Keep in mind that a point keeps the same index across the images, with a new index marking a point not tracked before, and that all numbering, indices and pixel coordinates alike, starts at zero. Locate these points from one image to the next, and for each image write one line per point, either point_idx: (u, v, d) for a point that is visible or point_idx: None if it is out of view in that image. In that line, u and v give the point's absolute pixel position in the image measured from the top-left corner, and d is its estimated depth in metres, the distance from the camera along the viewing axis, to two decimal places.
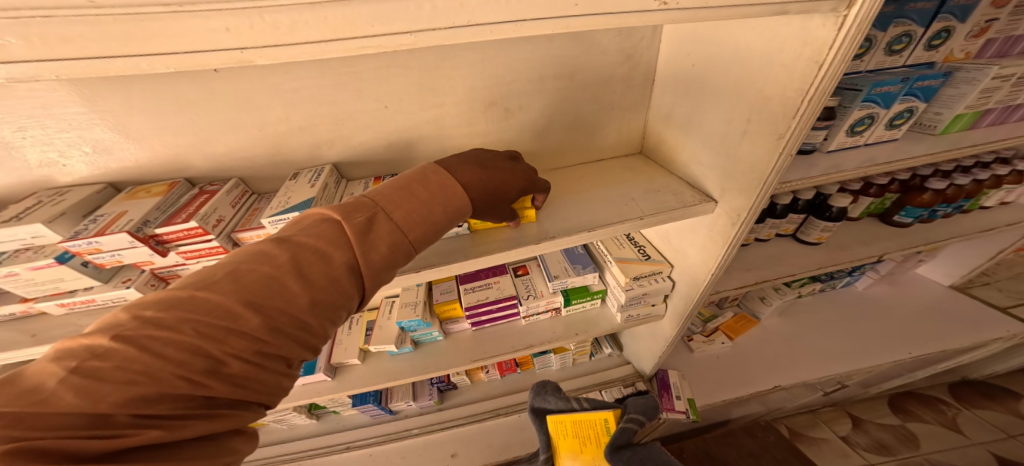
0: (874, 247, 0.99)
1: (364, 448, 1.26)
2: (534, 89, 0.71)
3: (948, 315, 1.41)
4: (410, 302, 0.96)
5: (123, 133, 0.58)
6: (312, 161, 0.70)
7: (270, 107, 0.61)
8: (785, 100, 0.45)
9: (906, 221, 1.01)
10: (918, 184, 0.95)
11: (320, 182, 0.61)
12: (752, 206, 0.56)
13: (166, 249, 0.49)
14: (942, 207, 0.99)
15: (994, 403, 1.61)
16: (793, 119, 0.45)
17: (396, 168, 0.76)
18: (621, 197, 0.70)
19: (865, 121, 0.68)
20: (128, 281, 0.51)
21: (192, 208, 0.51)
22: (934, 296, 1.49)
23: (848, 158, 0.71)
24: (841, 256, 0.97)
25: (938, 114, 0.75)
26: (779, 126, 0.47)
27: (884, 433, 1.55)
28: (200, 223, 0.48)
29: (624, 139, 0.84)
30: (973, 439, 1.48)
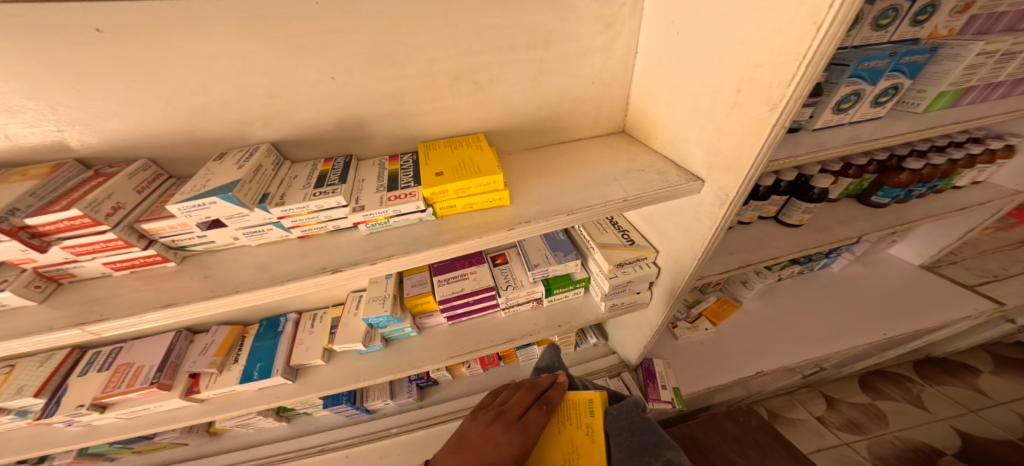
0: (851, 228, 0.94)
1: (340, 449, 1.21)
2: (503, 61, 0.64)
3: (923, 294, 1.43)
4: (378, 296, 0.87)
5: (1, 105, 0.48)
6: (249, 140, 0.61)
7: (187, 76, 0.51)
8: (778, 66, 0.39)
9: (883, 202, 0.95)
10: (895, 164, 0.90)
11: (250, 163, 0.52)
12: (740, 185, 0.51)
13: (46, 244, 0.41)
14: (918, 187, 0.94)
15: (953, 378, 1.65)
16: (788, 88, 0.39)
17: (350, 148, 0.67)
18: (600, 178, 0.64)
19: (851, 98, 0.61)
20: (2, 283, 0.42)
21: (78, 193, 0.43)
22: (910, 277, 1.50)
23: (832, 138, 0.65)
24: (822, 238, 0.92)
25: (922, 91, 0.70)
26: (772, 96, 0.41)
27: (856, 411, 1.56)
28: (86, 211, 0.40)
29: (605, 117, 0.77)
30: (937, 414, 1.51)
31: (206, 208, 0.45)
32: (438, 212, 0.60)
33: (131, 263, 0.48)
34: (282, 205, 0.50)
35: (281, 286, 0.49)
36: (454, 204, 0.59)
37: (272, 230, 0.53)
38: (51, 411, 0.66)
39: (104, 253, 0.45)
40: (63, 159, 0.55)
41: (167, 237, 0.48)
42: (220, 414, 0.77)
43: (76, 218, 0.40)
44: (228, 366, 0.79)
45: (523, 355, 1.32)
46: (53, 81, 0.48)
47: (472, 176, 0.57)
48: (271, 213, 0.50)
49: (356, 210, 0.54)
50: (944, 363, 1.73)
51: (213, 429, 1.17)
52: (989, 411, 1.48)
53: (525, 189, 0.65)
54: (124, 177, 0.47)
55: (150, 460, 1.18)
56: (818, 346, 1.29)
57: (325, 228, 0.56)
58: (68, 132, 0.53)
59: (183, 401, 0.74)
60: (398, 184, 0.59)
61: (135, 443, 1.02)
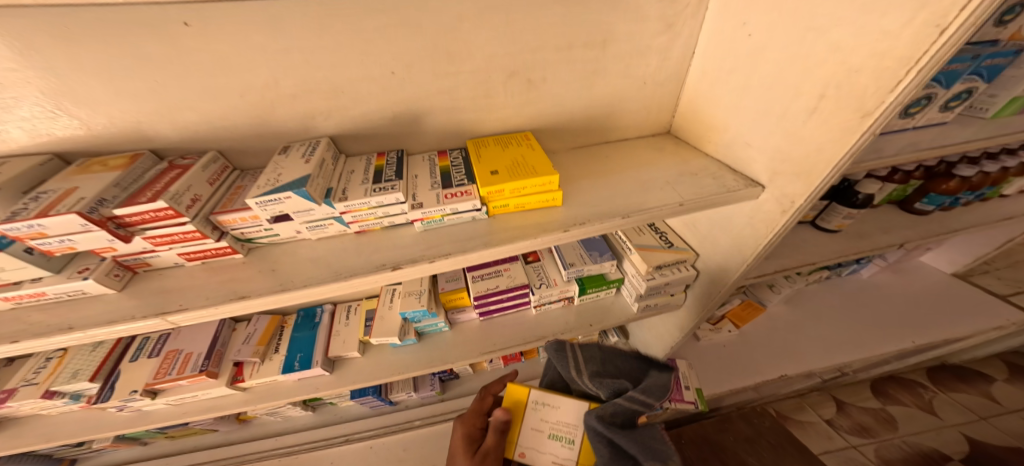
0: (894, 235, 0.94)
1: (364, 441, 1.23)
2: (561, 60, 0.63)
3: (951, 304, 1.42)
4: (414, 291, 0.87)
5: (74, 95, 0.48)
6: (306, 133, 0.61)
7: (255, 69, 0.51)
8: (882, 71, 0.39)
9: (926, 209, 0.96)
10: (943, 171, 0.88)
11: (316, 158, 0.53)
12: (810, 193, 0.51)
13: (130, 234, 0.42)
14: (966, 194, 0.94)
15: (967, 386, 1.64)
16: (890, 94, 0.39)
17: (402, 143, 0.67)
18: (652, 181, 0.64)
19: (922, 102, 0.63)
20: (85, 271, 0.43)
21: (159, 185, 0.44)
22: (935, 285, 1.50)
23: (891, 143, 0.67)
24: (861, 245, 0.92)
25: (993, 97, 0.70)
26: (868, 101, 0.41)
27: (866, 415, 1.56)
28: (171, 203, 0.41)
29: (652, 118, 0.77)
30: (946, 421, 1.51)
31: (280, 203, 0.46)
32: (490, 211, 0.58)
33: (205, 254, 0.48)
34: (345, 201, 0.50)
35: (341, 284, 0.48)
36: (507, 204, 0.58)
37: (333, 225, 0.53)
38: (107, 396, 0.67)
39: (180, 244, 0.46)
40: (127, 148, 0.55)
41: (237, 229, 0.48)
42: (260, 404, 0.77)
43: (161, 210, 0.41)
44: (269, 355, 0.80)
45: (544, 352, 1.30)
46: (127, 72, 0.48)
47: (528, 176, 0.55)
48: (335, 208, 0.50)
49: (413, 207, 0.53)
50: (956, 369, 1.72)
51: (241, 417, 1.19)
52: (998, 418, 1.49)
53: (575, 189, 0.64)
54: (198, 170, 0.48)
55: (180, 446, 1.20)
56: (842, 352, 1.30)
57: (381, 224, 0.56)
58: (136, 123, 0.53)
59: (229, 389, 0.75)
60: (452, 182, 0.58)
61: (168, 429, 1.04)
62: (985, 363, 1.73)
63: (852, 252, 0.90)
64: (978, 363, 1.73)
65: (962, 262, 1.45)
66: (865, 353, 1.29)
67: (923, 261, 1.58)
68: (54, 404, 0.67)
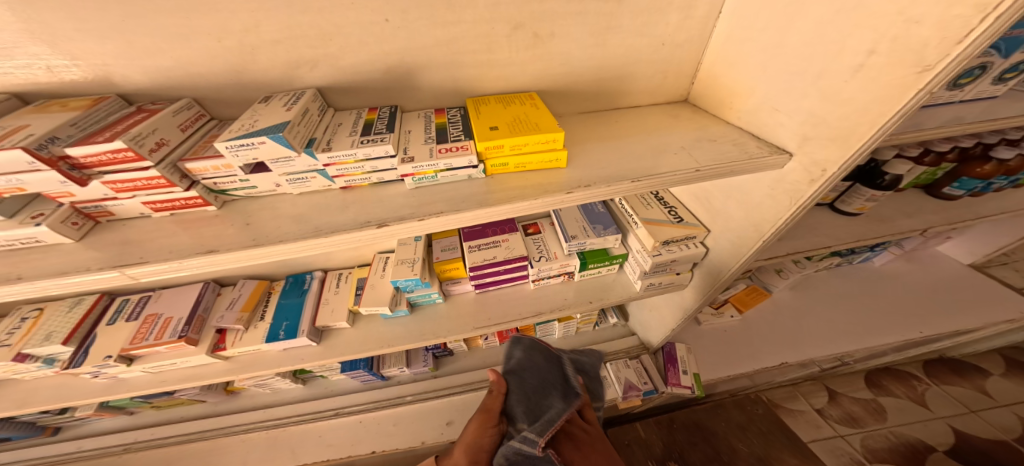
0: (916, 220, 0.93)
1: (354, 414, 1.23)
2: (573, 12, 0.57)
3: (961, 297, 1.40)
4: (407, 260, 0.84)
5: (26, 30, 0.42)
6: (291, 84, 0.55)
7: (232, 9, 0.45)
8: (950, 19, 0.33)
9: (956, 193, 0.97)
10: (980, 152, 0.87)
11: (297, 106, 0.47)
12: (844, 161, 0.46)
13: (87, 177, 0.37)
14: (999, 180, 0.94)
15: (962, 378, 1.64)
16: (958, 45, 0.33)
17: (395, 98, 0.62)
18: (667, 147, 0.58)
19: (974, 73, 0.58)
20: (40, 218, 0.39)
21: (122, 125, 0.38)
22: (948, 277, 1.47)
23: (933, 116, 0.62)
24: (881, 229, 0.91)
25: None
26: (927, 56, 0.36)
27: (856, 405, 1.56)
28: (132, 145, 0.36)
29: (669, 83, 0.71)
30: (936, 413, 1.52)
31: (254, 148, 0.41)
32: (488, 171, 0.54)
33: (173, 205, 0.44)
34: (328, 152, 0.45)
35: (323, 239, 0.45)
36: (506, 163, 0.53)
37: (315, 178, 0.49)
38: (80, 361, 0.64)
39: (145, 192, 0.41)
40: (89, 92, 0.50)
41: (209, 179, 0.44)
42: (244, 373, 0.75)
43: (120, 151, 0.35)
44: (254, 323, 0.77)
45: (541, 331, 1.29)
46: (85, 5, 0.42)
47: (530, 132, 0.50)
48: (317, 159, 0.46)
49: (404, 161, 0.48)
50: (954, 361, 1.70)
51: (230, 388, 1.17)
52: (989, 412, 1.51)
53: (581, 152, 0.59)
54: (169, 113, 0.42)
55: (168, 416, 1.19)
56: (846, 342, 1.28)
57: (368, 180, 0.51)
58: (99, 65, 0.47)
59: (210, 357, 0.72)
60: (447, 137, 0.53)
61: (154, 398, 1.03)
62: (983, 357, 1.72)
63: (868, 236, 0.88)
64: (976, 357, 1.73)
65: (982, 254, 1.42)
66: (868, 342, 1.28)
67: (941, 252, 1.55)
68: (26, 369, 0.64)
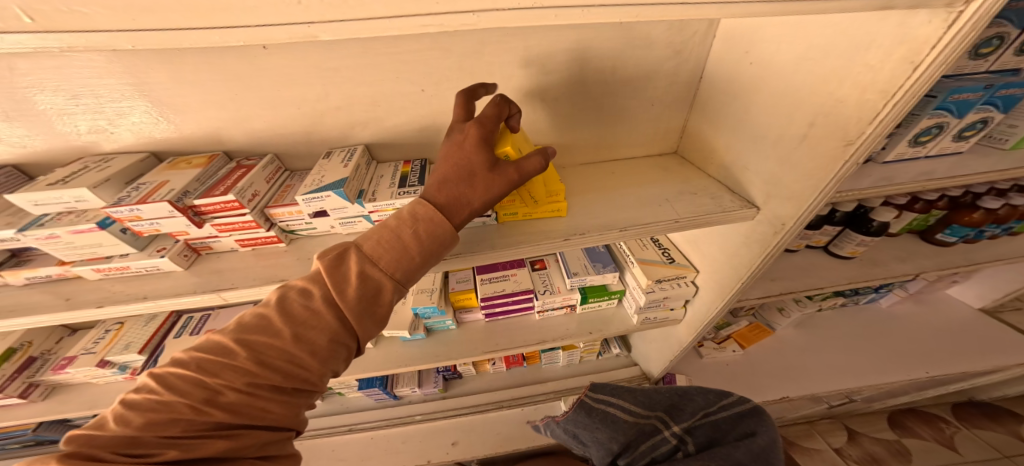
0: (910, 265, 1.02)
1: (367, 431, 1.30)
2: (575, 81, 0.70)
3: (969, 337, 1.42)
4: (426, 288, 0.96)
5: (169, 105, 0.57)
6: (346, 141, 0.68)
7: (311, 84, 0.59)
8: (863, 102, 0.46)
9: (949, 239, 1.04)
10: (969, 202, 0.96)
11: (353, 163, 0.59)
12: (799, 215, 0.59)
13: (203, 221, 0.49)
14: (992, 227, 1.02)
15: (996, 423, 1.62)
16: (869, 125, 0.46)
17: (427, 152, 0.74)
18: (656, 198, 0.71)
19: (932, 131, 0.68)
20: (162, 251, 0.51)
21: (231, 180, 0.51)
22: (957, 319, 1.49)
23: (903, 171, 0.72)
24: (873, 271, 0.98)
25: (1012, 126, 0.75)
26: (850, 132, 0.48)
27: (878, 446, 1.56)
28: (238, 196, 0.47)
29: (660, 138, 0.84)
30: (966, 457, 1.51)
31: (322, 200, 0.52)
32: (500, 218, 0.66)
33: (256, 241, 0.55)
34: (374, 201, 0.55)
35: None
36: (516, 212, 0.65)
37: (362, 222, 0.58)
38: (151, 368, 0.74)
39: (239, 232, 0.53)
40: (200, 150, 0.64)
41: (283, 222, 0.55)
42: None
43: (229, 202, 0.47)
44: None
45: (546, 358, 1.38)
46: (210, 86, 0.56)
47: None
48: (365, 207, 0.56)
49: None
50: (986, 405, 1.68)
51: None
52: None
53: (581, 201, 0.71)
54: (259, 169, 0.55)
55: None
56: (857, 378, 1.30)
57: None
58: (208, 129, 0.61)
59: None
60: None
61: None
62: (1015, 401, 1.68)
63: (862, 278, 0.96)
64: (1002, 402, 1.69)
65: (991, 297, 1.44)
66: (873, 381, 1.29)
67: (949, 294, 1.57)
68: (104, 372, 0.76)
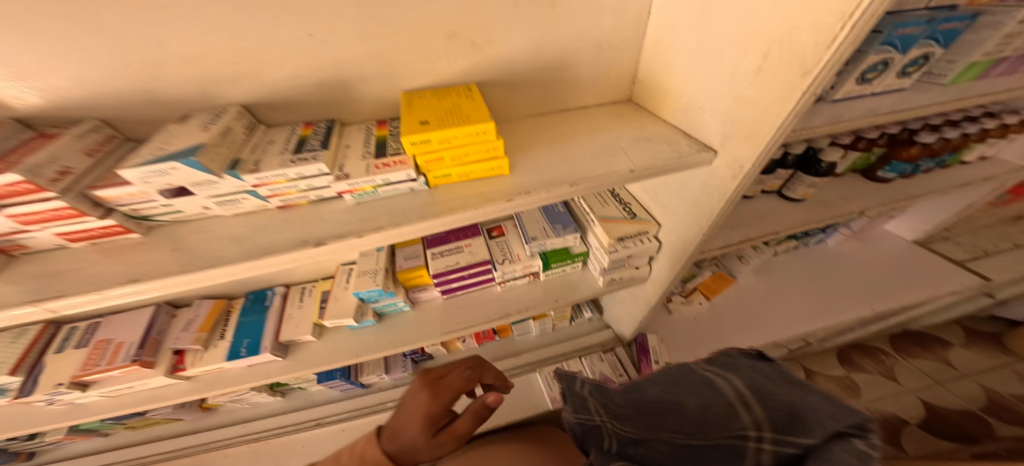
0: (854, 203, 1.01)
1: (336, 424, 1.22)
2: (505, 16, 0.60)
3: (912, 268, 1.49)
4: (369, 270, 0.84)
5: None
6: (209, 103, 0.55)
7: (134, 28, 0.45)
8: (819, 25, 0.38)
9: (888, 176, 1.04)
10: (907, 137, 0.97)
11: (217, 126, 0.47)
12: (756, 157, 0.52)
13: None
14: (926, 161, 1.03)
15: (926, 350, 1.78)
16: (825, 53, 0.39)
17: (333, 112, 0.62)
18: (608, 146, 0.66)
19: (878, 67, 0.61)
20: None
21: (17, 156, 0.39)
22: (898, 253, 1.56)
23: (851, 109, 0.67)
24: (822, 212, 0.96)
25: (951, 62, 0.72)
26: (805, 62, 0.41)
27: (830, 383, 1.67)
28: (26, 177, 0.36)
29: (611, 84, 0.78)
30: (905, 386, 1.66)
31: (166, 174, 0.40)
32: (431, 182, 0.58)
33: (90, 234, 0.45)
34: (255, 173, 0.45)
35: (273, 257, 0.47)
36: (449, 174, 0.58)
37: (246, 200, 0.49)
38: (29, 390, 0.64)
39: (56, 224, 0.42)
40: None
41: (126, 206, 0.44)
42: (209, 391, 0.75)
43: (14, 184, 0.36)
44: (213, 342, 0.76)
45: (518, 330, 1.34)
46: None
47: (458, 125, 0.52)
48: (245, 181, 0.45)
49: (339, 179, 0.50)
50: (919, 335, 1.85)
51: (206, 404, 1.16)
52: (955, 383, 1.65)
53: (527, 157, 0.65)
54: (72, 139, 0.44)
55: (146, 435, 1.18)
56: (815, 318, 1.35)
57: (306, 198, 0.52)
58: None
59: (170, 378, 0.71)
60: (385, 151, 0.55)
61: (124, 419, 1.01)
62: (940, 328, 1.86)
63: (812, 220, 0.94)
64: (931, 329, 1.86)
65: (923, 229, 1.52)
66: (828, 320, 1.35)
67: (886, 229, 1.64)
68: None
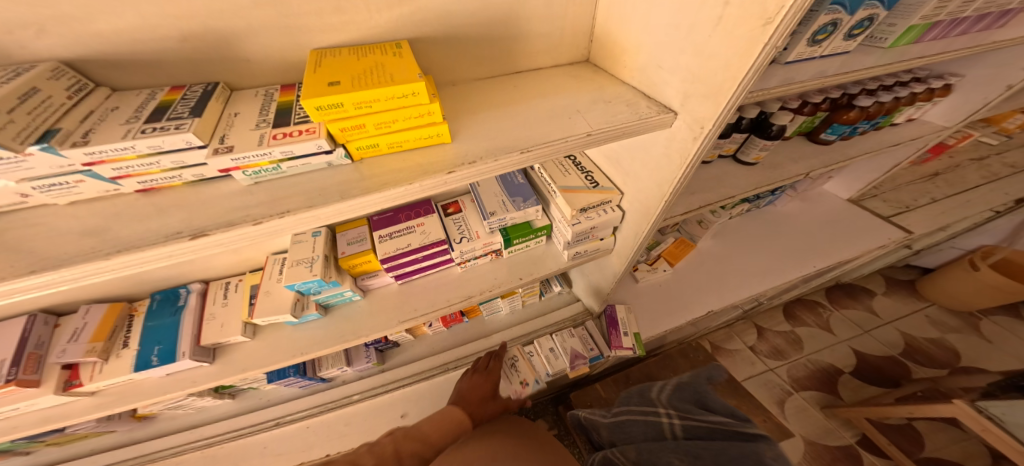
0: (802, 164, 1.00)
1: (299, 421, 1.16)
2: None
3: (850, 224, 1.56)
4: (304, 260, 0.75)
5: None
6: (14, 58, 0.40)
7: None
8: None
9: (829, 139, 1.02)
10: (846, 102, 0.96)
11: (12, 86, 0.33)
12: (717, 116, 0.48)
13: None
14: (863, 123, 1.01)
15: (855, 301, 1.91)
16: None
17: (220, 73, 0.50)
18: (564, 109, 0.58)
19: (828, 29, 0.56)
20: None
21: None
22: (836, 210, 1.62)
23: (802, 72, 0.62)
24: (773, 175, 0.95)
25: (892, 25, 0.68)
26: (768, 8, 0.37)
27: (779, 338, 1.77)
28: None
29: (565, 42, 0.69)
30: (839, 337, 1.78)
31: None
32: (353, 154, 0.49)
33: None
34: (88, 149, 0.34)
35: (136, 254, 0.37)
36: (376, 143, 0.50)
37: (85, 182, 0.38)
38: None
39: None
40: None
41: None
42: (119, 407, 0.65)
43: None
44: (116, 352, 0.65)
45: (487, 309, 1.30)
46: None
47: (382, 85, 0.44)
48: (69, 158, 0.34)
49: (216, 153, 0.40)
50: (848, 286, 1.98)
51: (140, 414, 1.04)
52: (877, 331, 1.80)
53: (468, 123, 0.56)
54: None
55: (71, 452, 1.05)
56: (770, 278, 1.39)
57: (178, 179, 0.42)
58: None
59: (63, 396, 0.61)
60: (288, 120, 0.46)
61: (38, 439, 0.88)
62: (869, 279, 2.01)
63: (764, 183, 0.92)
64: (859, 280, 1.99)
65: (857, 187, 1.57)
66: (778, 279, 1.39)
67: (825, 190, 1.70)
68: None
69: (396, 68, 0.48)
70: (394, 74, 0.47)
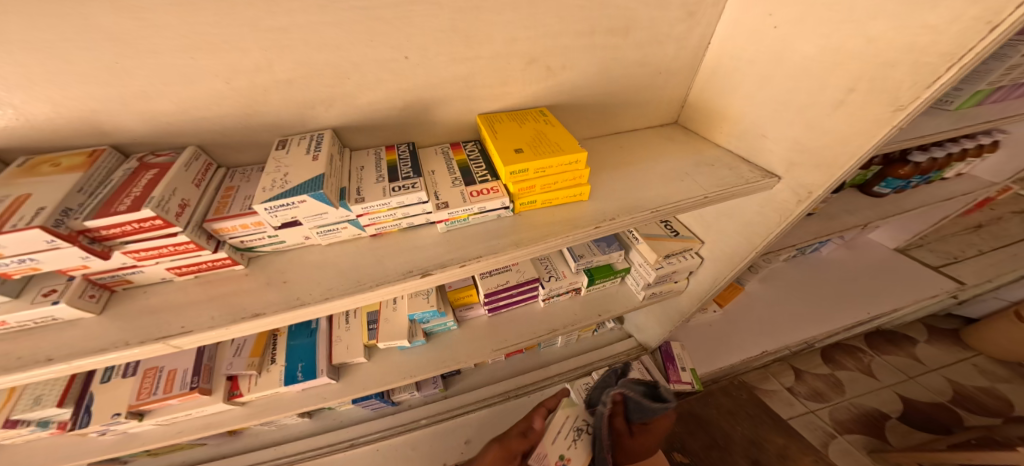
0: (858, 216, 1.08)
1: (370, 443, 1.19)
2: (583, 45, 0.62)
3: (895, 273, 1.62)
4: (421, 291, 0.86)
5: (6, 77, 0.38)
6: (292, 126, 0.53)
7: (244, 52, 0.44)
8: (917, 66, 0.43)
9: (883, 192, 1.12)
10: (899, 157, 1.05)
11: (324, 153, 0.47)
12: (827, 184, 0.58)
13: (108, 248, 0.38)
14: (917, 178, 1.11)
15: (897, 347, 1.90)
16: (925, 90, 0.43)
17: (411, 134, 0.62)
18: (674, 172, 0.68)
19: None
20: (53, 294, 0.39)
21: (139, 188, 0.38)
22: (882, 259, 1.68)
23: None
24: (831, 226, 1.04)
25: (959, 90, 0.80)
26: (899, 97, 0.46)
27: (819, 380, 1.74)
28: (158, 212, 0.36)
29: (663, 108, 0.81)
30: (882, 382, 1.76)
31: (294, 207, 0.41)
32: (516, 208, 0.59)
33: (199, 267, 0.45)
34: (362, 203, 0.46)
35: (385, 288, 0.46)
36: (534, 200, 0.59)
37: (346, 228, 0.49)
38: (84, 420, 0.62)
39: (169, 258, 0.42)
40: (78, 145, 0.46)
41: (235, 238, 0.44)
42: (264, 417, 0.73)
43: (148, 220, 0.36)
44: (266, 367, 0.74)
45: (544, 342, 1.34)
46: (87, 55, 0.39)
47: (553, 154, 0.53)
48: (351, 211, 0.46)
49: (439, 207, 0.51)
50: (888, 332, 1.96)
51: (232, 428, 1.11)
52: (922, 377, 1.78)
53: (598, 182, 0.66)
54: (182, 170, 0.42)
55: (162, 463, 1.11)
56: (822, 325, 1.43)
57: (399, 226, 0.52)
58: (90, 112, 0.44)
59: (226, 405, 0.69)
60: (473, 178, 0.56)
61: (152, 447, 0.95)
62: (910, 326, 1.99)
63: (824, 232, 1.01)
64: (902, 328, 1.98)
65: (904, 238, 1.64)
66: (830, 325, 1.44)
67: (871, 238, 1.78)
68: (16, 433, 0.62)
69: (555, 135, 0.59)
70: (557, 142, 0.57)
